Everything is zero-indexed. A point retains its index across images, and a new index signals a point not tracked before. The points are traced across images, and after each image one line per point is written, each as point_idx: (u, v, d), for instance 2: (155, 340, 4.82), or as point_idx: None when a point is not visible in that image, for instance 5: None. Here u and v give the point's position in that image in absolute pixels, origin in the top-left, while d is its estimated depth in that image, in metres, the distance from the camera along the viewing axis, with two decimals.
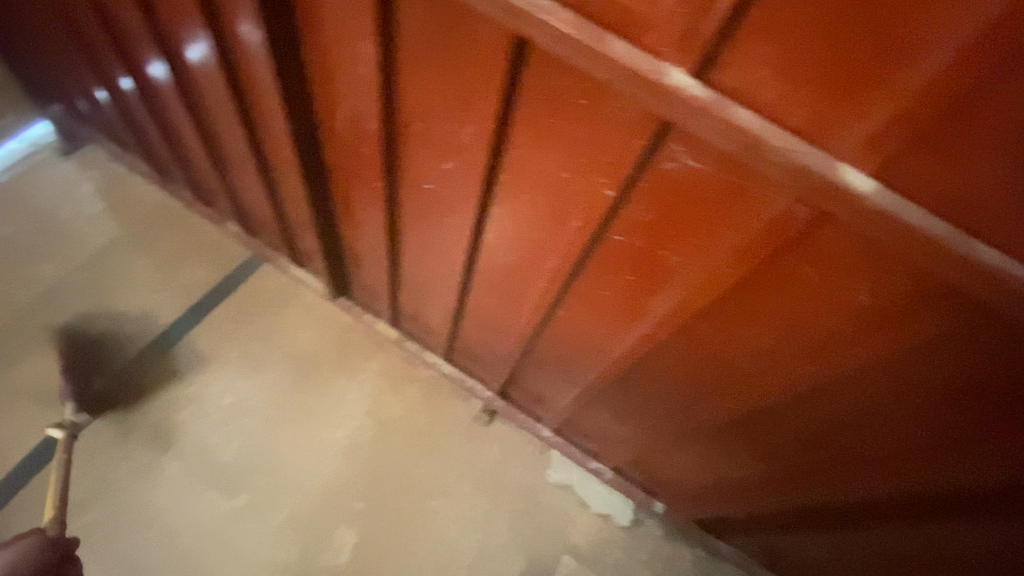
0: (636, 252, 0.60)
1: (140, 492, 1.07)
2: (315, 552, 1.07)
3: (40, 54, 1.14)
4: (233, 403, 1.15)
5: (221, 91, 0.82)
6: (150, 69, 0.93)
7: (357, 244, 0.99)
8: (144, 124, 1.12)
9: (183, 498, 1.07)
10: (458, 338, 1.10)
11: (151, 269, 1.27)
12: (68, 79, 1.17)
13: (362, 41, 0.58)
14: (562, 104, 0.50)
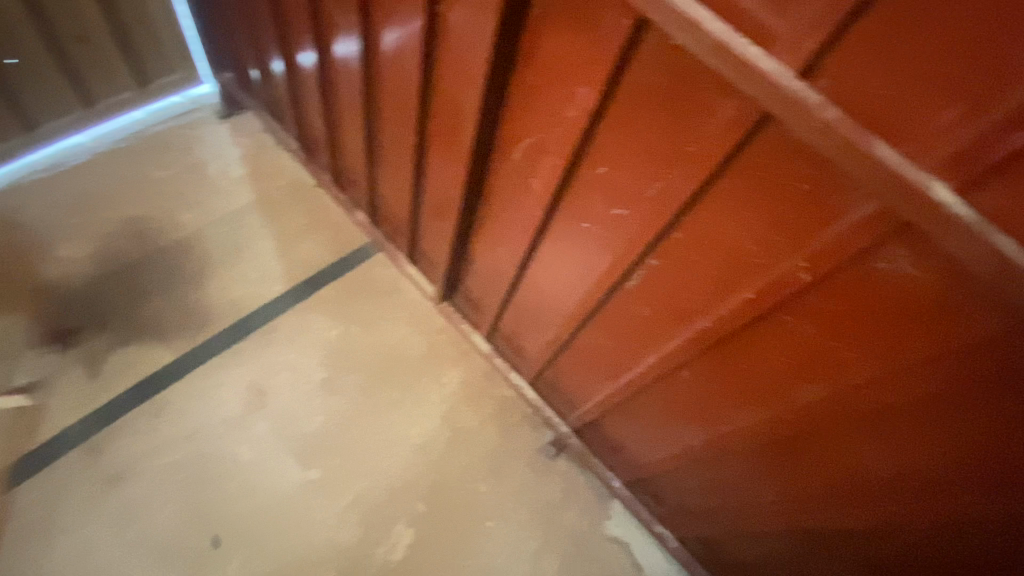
0: (803, 336, 0.60)
1: (226, 443, 1.12)
2: (371, 544, 1.09)
3: (235, 27, 1.26)
4: (325, 378, 1.22)
5: (408, 97, 0.89)
6: (336, 49, 0.98)
7: (484, 258, 1.06)
8: (310, 105, 1.22)
9: (263, 459, 1.12)
10: (550, 369, 1.12)
11: (278, 238, 1.37)
12: (251, 52, 1.29)
13: (581, 86, 0.61)
14: (782, 185, 0.51)
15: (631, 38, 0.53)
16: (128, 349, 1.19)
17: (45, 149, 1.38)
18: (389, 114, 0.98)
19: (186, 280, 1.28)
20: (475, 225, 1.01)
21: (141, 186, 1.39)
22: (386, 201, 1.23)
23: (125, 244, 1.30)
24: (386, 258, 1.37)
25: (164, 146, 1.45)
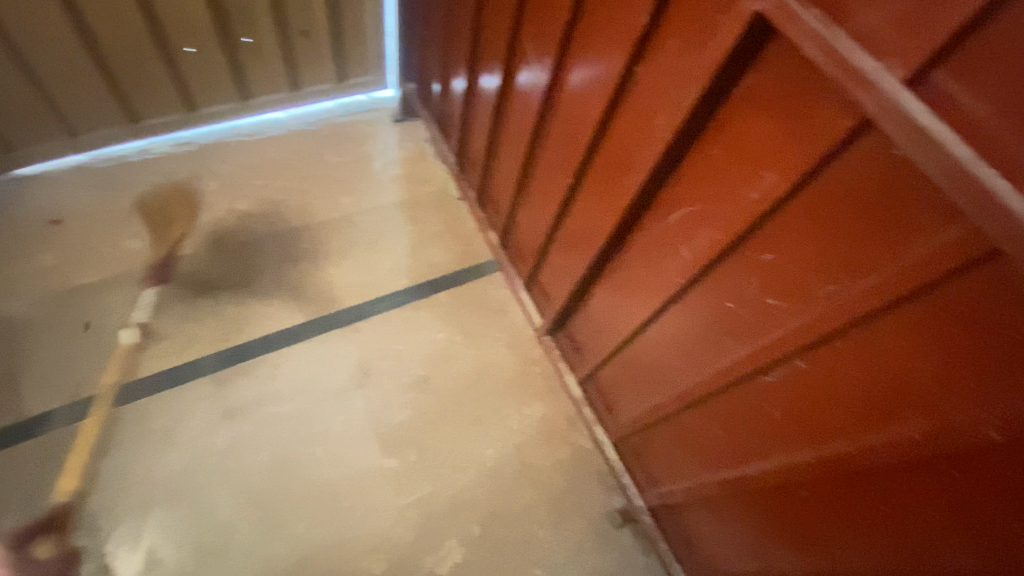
0: (968, 498, 0.53)
1: (324, 410, 1.22)
2: (423, 549, 1.11)
3: (432, 47, 1.42)
4: (422, 377, 1.28)
5: (577, 140, 0.93)
6: (522, 78, 1.05)
7: (602, 307, 1.06)
8: (478, 124, 1.33)
9: (350, 435, 1.20)
10: (640, 436, 1.08)
11: (414, 237, 1.48)
12: (439, 69, 1.43)
13: (769, 171, 0.60)
14: (991, 328, 0.46)
15: (849, 136, 0.51)
16: (270, 302, 1.34)
17: (251, 119, 1.61)
18: (553, 153, 1.03)
19: (331, 255, 1.42)
20: (603, 276, 1.02)
21: (317, 166, 1.58)
22: (521, 229, 1.29)
23: (291, 213, 1.48)
24: (505, 280, 1.43)
25: (343, 136, 1.64)
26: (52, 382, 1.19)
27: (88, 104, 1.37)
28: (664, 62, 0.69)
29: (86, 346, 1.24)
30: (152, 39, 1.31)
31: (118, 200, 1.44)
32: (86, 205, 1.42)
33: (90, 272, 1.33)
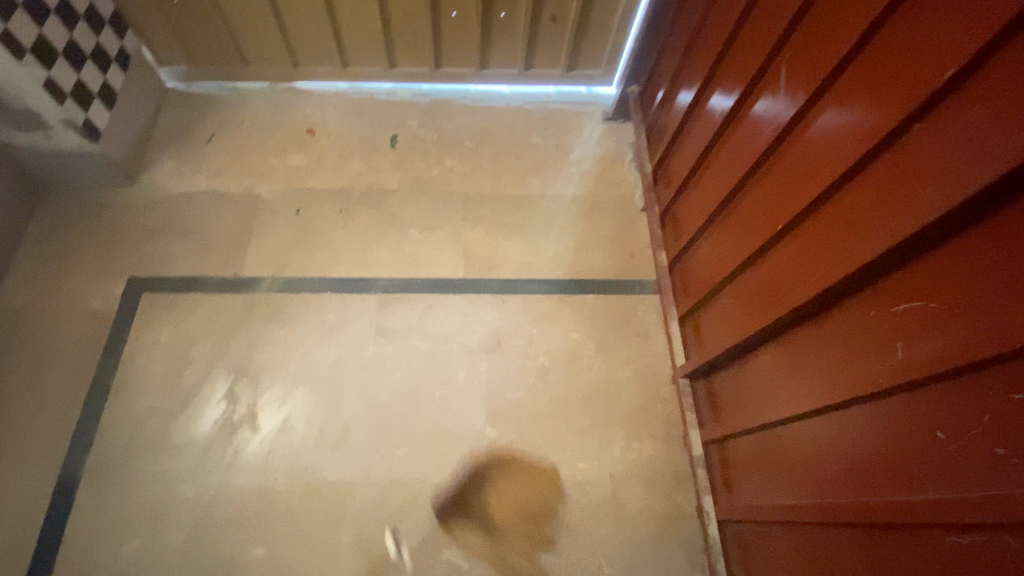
0: None
1: (455, 360, 1.30)
2: (489, 526, 1.14)
3: (672, 56, 1.39)
4: (546, 366, 1.31)
5: (802, 188, 0.84)
6: (761, 105, 0.97)
7: (760, 375, 0.98)
8: (689, 141, 1.28)
9: (469, 393, 1.27)
10: (751, 527, 0.99)
11: (584, 236, 1.50)
12: (670, 78, 1.40)
13: None
14: None
15: None
16: (443, 250, 1.46)
17: (480, 87, 1.75)
18: (764, 195, 0.94)
19: (507, 227, 1.51)
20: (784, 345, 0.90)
21: (523, 144, 1.67)
22: (695, 261, 1.23)
23: (487, 178, 1.59)
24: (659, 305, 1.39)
25: (554, 123, 1.72)
26: (264, 256, 1.39)
27: (364, 43, 1.58)
28: (964, 124, 0.58)
29: (295, 236, 1.44)
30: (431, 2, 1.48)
31: (358, 127, 1.64)
32: (332, 123, 1.64)
33: (317, 179, 1.53)
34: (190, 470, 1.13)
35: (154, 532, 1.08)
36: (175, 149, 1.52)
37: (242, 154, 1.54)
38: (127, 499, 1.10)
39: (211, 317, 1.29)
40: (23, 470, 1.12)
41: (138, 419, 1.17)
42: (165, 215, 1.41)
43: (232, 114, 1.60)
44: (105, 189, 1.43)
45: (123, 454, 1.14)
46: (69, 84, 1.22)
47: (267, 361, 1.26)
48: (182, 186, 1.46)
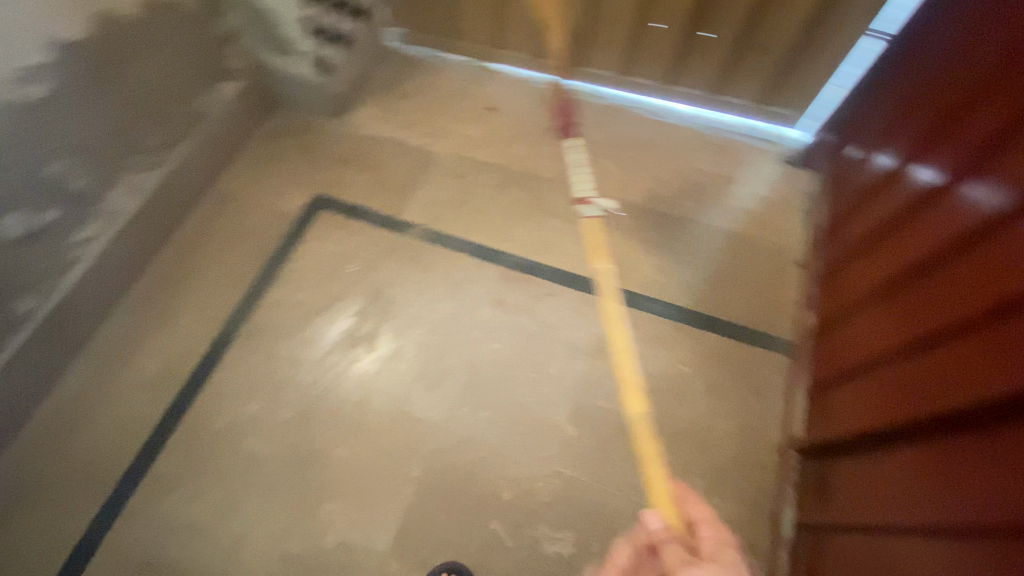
0: None
1: (557, 350, 1.32)
2: (543, 516, 1.14)
3: (884, 113, 1.26)
4: (644, 387, 1.28)
5: (998, 280, 0.71)
6: (971, 187, 0.84)
7: (882, 474, 0.86)
8: (877, 206, 1.15)
9: (561, 384, 1.28)
10: None
11: (721, 274, 1.46)
12: (875, 136, 1.27)
13: None
14: None
15: None
16: (577, 246, 1.48)
17: (659, 101, 1.74)
18: (932, 288, 0.85)
19: (647, 242, 1.49)
20: (904, 451, 0.81)
21: (686, 166, 1.64)
22: (841, 334, 1.14)
23: (640, 189, 1.58)
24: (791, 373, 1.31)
25: (726, 155, 1.66)
26: (420, 206, 1.54)
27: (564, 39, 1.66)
28: None
29: (451, 195, 1.56)
30: (637, 13, 1.53)
31: (533, 112, 1.72)
32: (512, 103, 1.73)
33: (484, 150, 1.64)
34: (310, 364, 1.29)
35: (271, 402, 1.24)
36: (378, 96, 1.73)
37: (428, 114, 1.70)
38: (255, 369, 1.27)
39: (365, 244, 1.46)
40: (191, 315, 1.34)
41: (285, 308, 1.36)
42: (354, 150, 1.62)
43: (431, 78, 1.77)
44: (316, 117, 1.67)
45: (263, 331, 1.33)
46: (315, 26, 1.47)
47: (397, 295, 1.39)
48: (374, 130, 1.66)
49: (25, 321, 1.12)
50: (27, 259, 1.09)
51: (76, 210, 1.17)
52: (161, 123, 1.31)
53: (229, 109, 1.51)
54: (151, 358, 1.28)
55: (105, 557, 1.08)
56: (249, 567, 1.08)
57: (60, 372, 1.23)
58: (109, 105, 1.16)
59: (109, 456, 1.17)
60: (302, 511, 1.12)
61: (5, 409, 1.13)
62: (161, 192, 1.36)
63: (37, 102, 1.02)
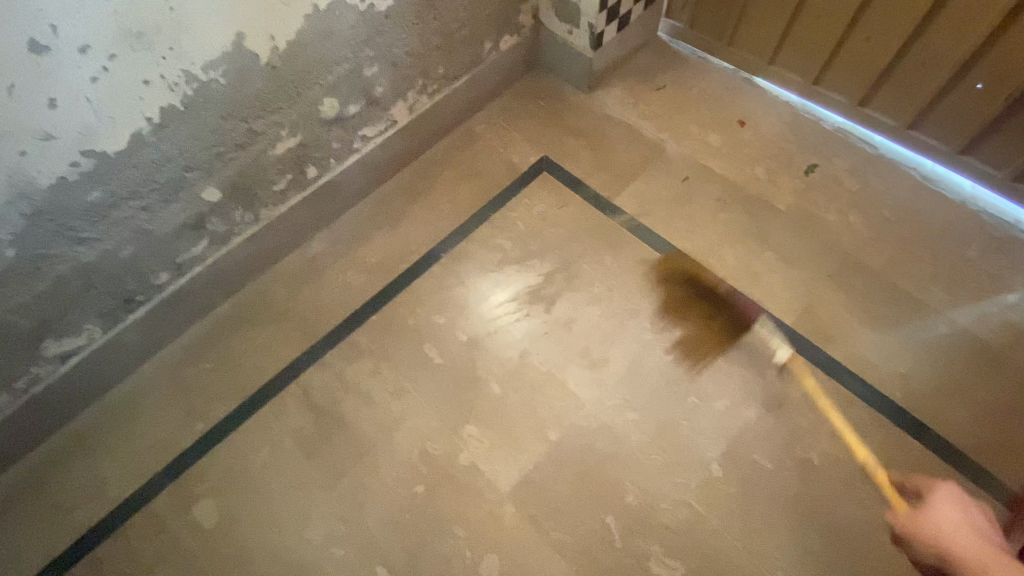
0: None
1: (729, 386, 1.26)
2: (659, 536, 1.12)
3: None
4: (812, 464, 1.17)
5: None
6: None
7: None
8: None
9: (720, 421, 1.22)
10: None
11: (950, 383, 1.24)
12: None
13: None
14: None
15: None
16: (786, 291, 1.36)
17: (942, 168, 1.51)
18: None
19: (869, 317, 1.32)
20: None
21: (949, 251, 1.40)
22: None
23: (881, 257, 1.39)
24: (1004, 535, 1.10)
25: (1006, 254, 1.39)
26: (636, 197, 1.53)
27: (851, 73, 1.50)
28: None
29: (669, 196, 1.53)
30: (960, 67, 1.32)
31: (785, 139, 1.59)
32: (765, 125, 1.62)
33: (718, 163, 1.57)
34: (493, 302, 1.39)
35: (452, 321, 1.37)
36: (630, 81, 1.74)
37: (673, 112, 1.68)
38: (449, 290, 1.41)
39: (571, 215, 1.51)
40: (413, 224, 1.52)
41: (487, 247, 1.47)
42: (591, 126, 1.67)
43: (688, 77, 1.73)
44: (568, 86, 1.74)
45: (464, 259, 1.46)
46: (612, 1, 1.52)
47: (585, 272, 1.42)
48: (616, 112, 1.69)
49: (306, 183, 1.39)
50: (328, 137, 1.34)
51: (371, 111, 1.39)
52: (452, 59, 1.50)
53: (503, 59, 1.65)
54: (375, 249, 1.48)
55: (296, 390, 1.31)
56: (395, 449, 1.23)
57: (311, 235, 1.49)
58: (422, 32, 1.36)
59: (323, 314, 1.40)
60: (449, 424, 1.24)
61: (177, 319, 1.33)
62: (429, 116, 1.56)
63: (380, 16, 1.23)
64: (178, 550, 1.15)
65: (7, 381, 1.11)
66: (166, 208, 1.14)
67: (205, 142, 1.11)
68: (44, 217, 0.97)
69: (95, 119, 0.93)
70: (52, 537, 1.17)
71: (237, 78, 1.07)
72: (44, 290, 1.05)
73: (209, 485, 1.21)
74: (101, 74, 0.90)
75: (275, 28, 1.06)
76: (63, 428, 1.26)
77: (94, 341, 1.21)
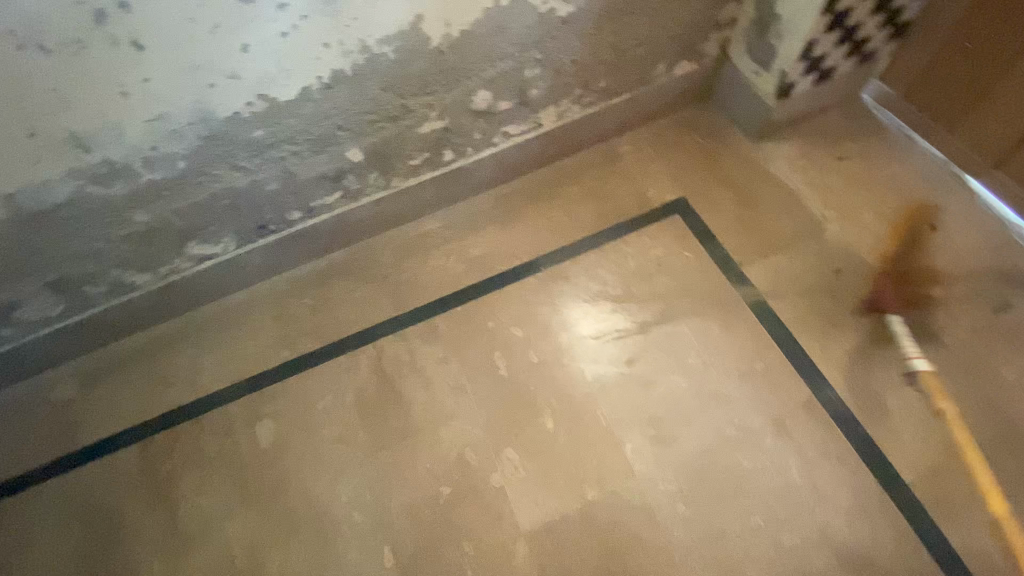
0: None
1: (803, 519, 1.11)
2: None
3: None
4: None
5: None
6: None
7: None
8: None
9: (780, 554, 1.08)
10: None
11: None
12: None
13: None
14: None
15: None
16: (915, 438, 1.18)
17: None
18: None
19: (1012, 503, 1.12)
20: None
21: None
22: None
23: None
24: None
25: None
26: (769, 272, 1.36)
27: None
28: None
29: (810, 285, 1.34)
30: None
31: (979, 263, 1.35)
32: (960, 239, 1.38)
33: (883, 264, 1.36)
34: (575, 334, 1.32)
35: (529, 339, 1.34)
36: (807, 141, 1.54)
37: (848, 189, 1.46)
38: (537, 305, 1.38)
39: (689, 268, 1.38)
40: (526, 230, 1.49)
41: (589, 275, 1.40)
42: (745, 178, 1.50)
43: (880, 155, 1.50)
44: (734, 128, 1.58)
45: (561, 280, 1.41)
46: (818, 52, 1.36)
47: (683, 334, 1.30)
48: (780, 171, 1.50)
49: (439, 164, 1.43)
50: (471, 126, 1.36)
51: (519, 110, 1.38)
52: (619, 75, 1.43)
53: (671, 85, 1.54)
54: (481, 242, 1.49)
55: (371, 351, 1.38)
56: (436, 442, 1.24)
57: (429, 211, 1.53)
58: (596, 43, 1.30)
59: (416, 289, 1.45)
60: (493, 440, 1.23)
61: (298, 251, 1.46)
62: (576, 126, 1.51)
63: (557, 20, 1.20)
64: (233, 455, 1.29)
65: (155, 265, 1.31)
66: (314, 158, 1.23)
67: (362, 108, 1.17)
68: (215, 141, 1.09)
69: (275, 69, 1.02)
70: (151, 401, 1.37)
71: (406, 56, 1.11)
72: (200, 201, 1.20)
73: (275, 408, 1.33)
74: (289, 30, 0.97)
75: (452, 16, 1.09)
76: (185, 315, 1.46)
77: (227, 253, 1.37)
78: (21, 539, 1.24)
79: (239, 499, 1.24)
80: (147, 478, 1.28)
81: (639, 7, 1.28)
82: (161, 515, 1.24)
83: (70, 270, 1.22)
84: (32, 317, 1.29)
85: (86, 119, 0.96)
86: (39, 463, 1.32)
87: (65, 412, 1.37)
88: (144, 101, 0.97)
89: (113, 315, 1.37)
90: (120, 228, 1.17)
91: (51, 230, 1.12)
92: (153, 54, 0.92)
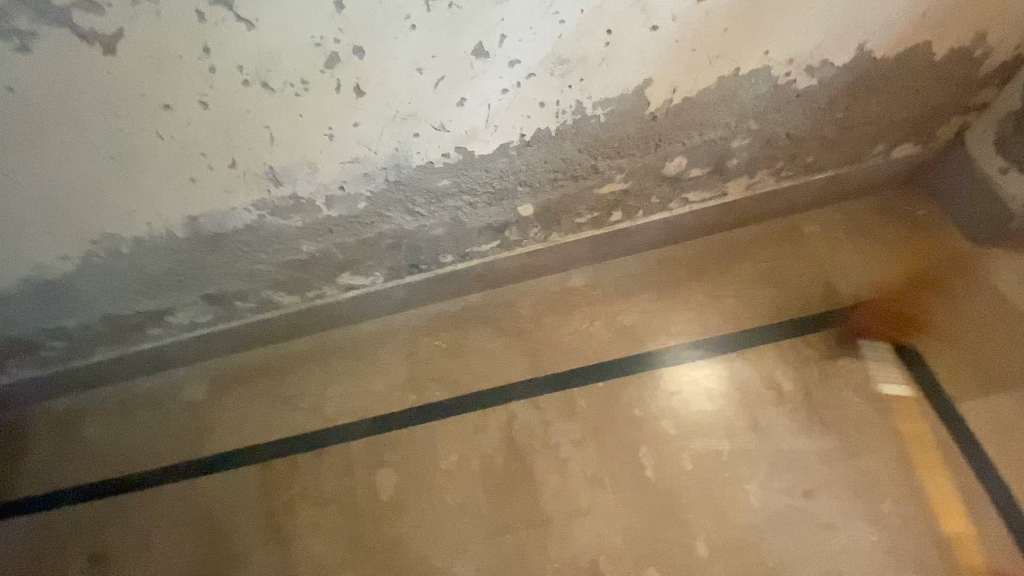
0: None
1: None
2: None
3: None
4: None
5: None
6: None
7: None
8: None
9: None
10: None
11: None
12: None
13: None
14: None
15: None
16: None
17: None
18: None
19: None
20: None
21: None
22: None
23: None
24: None
25: None
26: (989, 414, 1.14)
27: None
28: None
29: None
30: None
31: None
32: None
33: None
34: (740, 447, 1.16)
35: (683, 439, 1.18)
36: None
37: None
38: (694, 399, 1.22)
39: (886, 390, 1.18)
40: (687, 307, 1.33)
41: (760, 375, 1.23)
42: (963, 289, 1.27)
43: None
44: (949, 225, 1.35)
45: (726, 375, 1.24)
46: None
47: (872, 471, 1.11)
48: (1008, 287, 1.26)
49: (605, 223, 1.30)
50: (653, 190, 1.22)
51: (710, 178, 1.23)
52: (831, 152, 1.24)
53: (884, 166, 1.33)
54: (633, 312, 1.34)
55: (502, 414, 1.27)
56: (568, 539, 1.13)
57: (577, 267, 1.41)
58: (821, 118, 1.13)
59: (556, 353, 1.33)
60: (634, 553, 1.10)
61: (438, 291, 1.38)
62: (763, 199, 1.33)
63: (790, 93, 1.05)
64: (351, 501, 1.23)
65: (304, 289, 1.27)
66: (487, 209, 1.14)
67: (552, 166, 1.07)
68: (400, 186, 1.02)
69: (483, 124, 0.93)
70: (275, 422, 1.34)
71: (617, 119, 1.00)
72: (367, 238, 1.14)
73: (398, 457, 1.26)
74: (511, 87, 0.89)
75: (681, 82, 0.96)
76: (317, 336, 1.42)
77: (373, 285, 1.32)
78: (140, 541, 1.25)
79: (353, 551, 1.18)
80: (264, 506, 1.25)
81: (884, 84, 1.10)
82: (274, 549, 1.20)
83: (228, 287, 1.20)
84: (183, 322, 1.29)
85: (286, 157, 0.91)
86: (164, 464, 1.32)
87: (194, 417, 1.37)
88: (347, 145, 0.91)
89: (253, 329, 1.36)
90: (286, 255, 1.13)
91: (224, 252, 1.09)
92: (370, 100, 0.85)
